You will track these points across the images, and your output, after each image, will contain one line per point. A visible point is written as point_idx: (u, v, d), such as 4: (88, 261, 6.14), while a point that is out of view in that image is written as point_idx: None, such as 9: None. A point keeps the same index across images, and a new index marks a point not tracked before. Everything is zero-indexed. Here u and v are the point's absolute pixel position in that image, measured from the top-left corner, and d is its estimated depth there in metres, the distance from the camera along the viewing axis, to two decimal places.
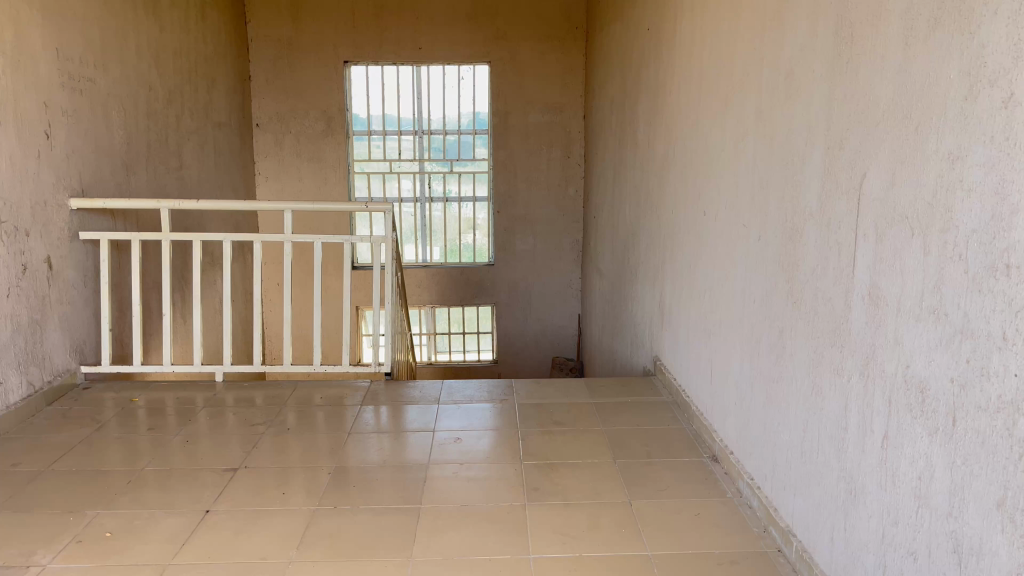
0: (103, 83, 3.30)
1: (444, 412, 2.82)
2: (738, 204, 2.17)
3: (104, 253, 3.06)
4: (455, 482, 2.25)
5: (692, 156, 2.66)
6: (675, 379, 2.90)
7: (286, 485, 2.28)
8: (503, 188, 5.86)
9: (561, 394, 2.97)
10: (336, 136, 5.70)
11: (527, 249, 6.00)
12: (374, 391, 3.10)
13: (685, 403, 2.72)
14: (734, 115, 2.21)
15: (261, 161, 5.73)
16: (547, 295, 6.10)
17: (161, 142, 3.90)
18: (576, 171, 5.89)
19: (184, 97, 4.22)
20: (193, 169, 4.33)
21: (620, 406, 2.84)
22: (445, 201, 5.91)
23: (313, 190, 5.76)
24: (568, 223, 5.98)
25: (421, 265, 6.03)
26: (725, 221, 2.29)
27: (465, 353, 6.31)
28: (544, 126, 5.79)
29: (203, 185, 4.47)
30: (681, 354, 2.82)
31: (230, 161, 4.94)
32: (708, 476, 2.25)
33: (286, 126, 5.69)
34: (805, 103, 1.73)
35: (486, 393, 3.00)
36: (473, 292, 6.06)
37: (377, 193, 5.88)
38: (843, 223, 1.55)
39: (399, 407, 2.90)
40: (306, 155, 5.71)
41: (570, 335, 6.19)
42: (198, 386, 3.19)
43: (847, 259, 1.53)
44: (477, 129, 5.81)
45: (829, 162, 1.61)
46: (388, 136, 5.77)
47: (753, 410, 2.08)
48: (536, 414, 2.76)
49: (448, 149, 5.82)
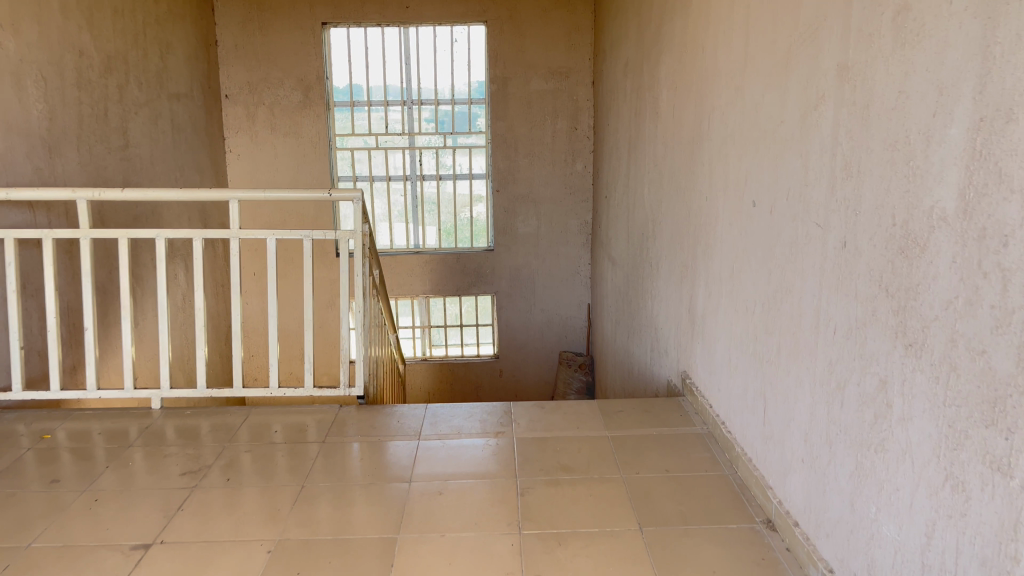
0: (13, 47, 2.74)
1: (426, 453, 2.28)
2: (809, 197, 1.61)
3: (10, 254, 2.51)
4: (433, 565, 1.71)
5: (736, 129, 2.09)
6: (711, 406, 2.36)
7: (210, 567, 1.75)
8: (504, 165, 5.28)
9: (569, 423, 2.42)
10: (314, 108, 5.11)
11: (530, 232, 5.42)
12: (343, 419, 2.56)
13: (725, 440, 2.18)
14: (801, 74, 1.65)
15: (233, 137, 5.17)
16: (553, 283, 5.54)
17: (99, 116, 3.34)
18: (584, 144, 5.29)
19: (129, 65, 3.64)
20: (144, 147, 3.77)
21: (644, 441, 2.30)
22: (438, 178, 5.34)
23: (291, 169, 5.19)
24: (575, 203, 5.40)
25: (413, 250, 5.46)
26: (786, 217, 1.74)
27: (463, 347, 5.76)
28: (548, 94, 5.19)
29: (158, 166, 3.90)
30: (719, 378, 2.27)
31: (193, 139, 4.38)
32: (765, 553, 1.72)
33: (259, 97, 5.11)
34: (931, 51, 1.16)
35: (478, 424, 2.45)
36: (470, 280, 5.51)
37: (362, 170, 5.30)
38: (1013, 240, 0.99)
39: (371, 444, 2.36)
40: (282, 129, 5.14)
41: (578, 326, 5.63)
42: (131, 414, 2.65)
43: (1021, 295, 0.97)
44: (473, 98, 5.21)
45: (981, 144, 1.05)
46: (373, 108, 5.18)
47: (833, 480, 1.52)
48: (538, 456, 2.22)
49: (442, 120, 5.23)
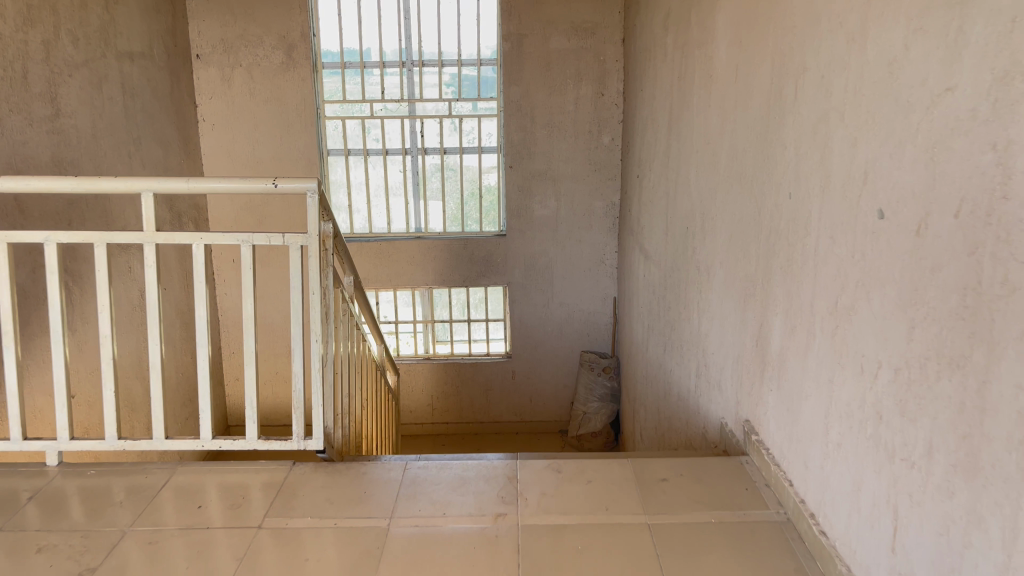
0: None
1: (399, 547, 1.65)
2: (1014, 220, 0.95)
3: None
4: None
5: (848, 99, 1.42)
6: (792, 486, 1.71)
7: None
8: (518, 137, 4.60)
9: (596, 501, 1.79)
10: (299, 70, 4.44)
11: (548, 215, 4.75)
12: (296, 483, 1.94)
13: (819, 546, 1.54)
14: (999, 9, 0.98)
15: (207, 105, 4.52)
16: (574, 273, 4.87)
17: (13, 80, 2.71)
18: (612, 113, 4.58)
19: (59, 16, 3.00)
20: (82, 117, 3.13)
21: (699, 534, 1.66)
22: (442, 152, 4.68)
23: (273, 142, 4.55)
24: (601, 181, 4.71)
25: (413, 235, 4.82)
26: (954, 246, 1.08)
27: (471, 344, 5.13)
28: (570, 54, 4.48)
29: (103, 140, 3.27)
30: (806, 452, 1.63)
31: (153, 107, 3.73)
32: None
33: (235, 57, 4.45)
34: None
35: (473, 497, 1.82)
36: (479, 269, 4.86)
37: (355, 142, 4.64)
38: None
39: (328, 525, 1.75)
40: (263, 95, 4.48)
41: (602, 323, 4.97)
42: (25, 471, 2.03)
43: None
44: (483, 59, 4.52)
45: None
46: (367, 71, 4.51)
47: None
48: (555, 558, 1.59)
49: (446, 85, 4.55)
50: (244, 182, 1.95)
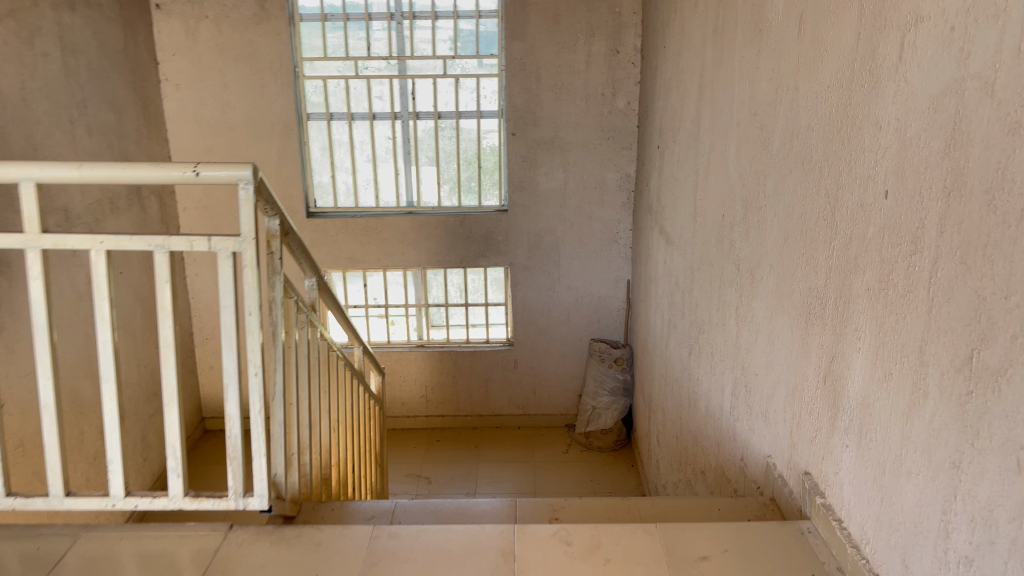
0: None
1: None
2: None
3: None
4: None
5: (1004, 65, 0.95)
6: None
7: None
8: (521, 100, 4.11)
9: None
10: (273, 22, 3.97)
11: (555, 187, 4.28)
12: (229, 556, 1.51)
13: None
14: None
15: (170, 62, 4.05)
16: (583, 252, 4.42)
17: None
18: (628, 72, 4.08)
19: None
20: (9, 77, 2.67)
21: None
22: (436, 117, 4.19)
23: (247, 105, 4.10)
24: (614, 150, 4.22)
25: (404, 211, 4.36)
26: None
27: (468, 329, 4.67)
28: (580, 5, 3.98)
29: (36, 104, 2.80)
30: (909, 551, 1.19)
31: (102, 65, 3.25)
32: None
33: (200, 8, 3.97)
34: None
35: None
36: (478, 248, 4.41)
37: (339, 106, 4.16)
38: None
39: None
40: (233, 51, 4.01)
41: (614, 307, 4.52)
42: None
43: None
44: (481, 10, 4.02)
45: None
46: (351, 24, 4.01)
47: None
48: None
49: (440, 40, 4.05)
50: (153, 172, 1.42)
